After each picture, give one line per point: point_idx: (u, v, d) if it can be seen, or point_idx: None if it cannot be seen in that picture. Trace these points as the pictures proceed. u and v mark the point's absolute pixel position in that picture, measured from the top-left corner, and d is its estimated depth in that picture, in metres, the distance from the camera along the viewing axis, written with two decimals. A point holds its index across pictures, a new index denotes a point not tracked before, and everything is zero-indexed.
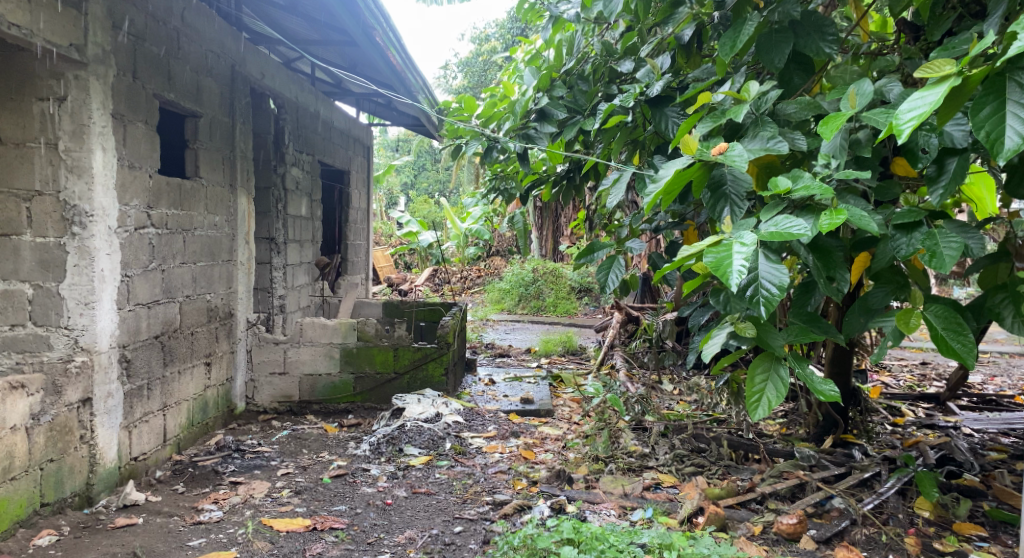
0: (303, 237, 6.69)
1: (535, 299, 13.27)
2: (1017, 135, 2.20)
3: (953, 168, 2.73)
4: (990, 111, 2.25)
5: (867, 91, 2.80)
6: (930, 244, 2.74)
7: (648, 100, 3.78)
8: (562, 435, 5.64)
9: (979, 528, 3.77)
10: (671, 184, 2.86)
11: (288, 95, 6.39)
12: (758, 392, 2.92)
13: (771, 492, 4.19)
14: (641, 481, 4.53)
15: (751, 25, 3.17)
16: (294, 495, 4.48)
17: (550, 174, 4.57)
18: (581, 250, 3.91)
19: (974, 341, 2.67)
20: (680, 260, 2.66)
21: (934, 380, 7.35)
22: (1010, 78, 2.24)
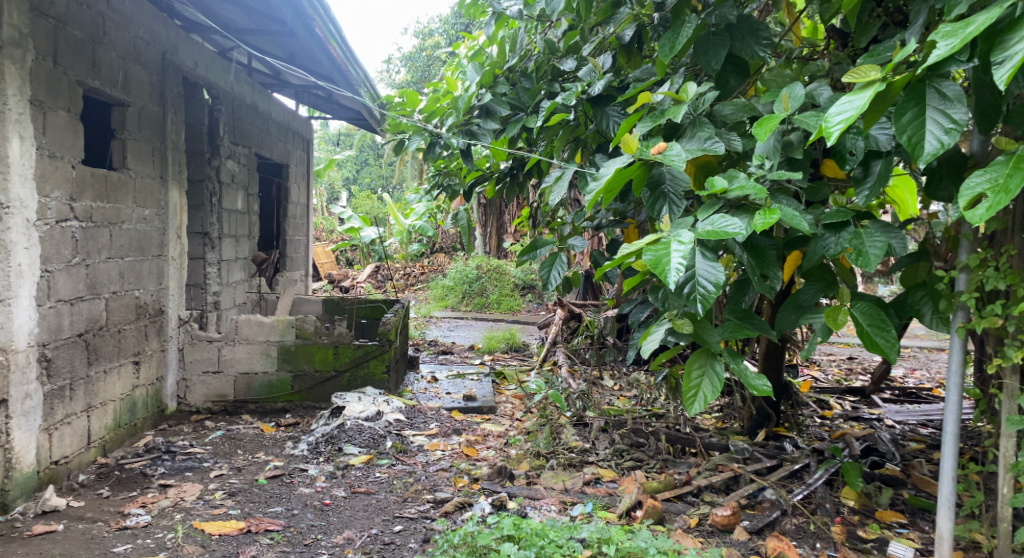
0: (239, 232, 6.55)
1: (479, 297, 13.27)
2: (936, 140, 2.30)
3: (877, 170, 2.84)
4: (911, 116, 2.34)
5: (799, 94, 2.88)
6: (856, 243, 2.86)
7: (589, 99, 3.83)
8: (504, 432, 5.66)
9: (900, 515, 3.94)
10: (612, 183, 2.89)
11: (223, 86, 6.23)
12: (694, 388, 2.99)
13: (706, 485, 4.28)
14: (581, 476, 4.58)
15: (690, 28, 3.23)
16: (227, 497, 4.38)
17: (494, 171, 4.58)
18: (524, 246, 3.95)
19: (896, 336, 2.80)
20: (620, 258, 2.70)
21: (860, 374, 7.64)
22: (930, 85, 2.34)
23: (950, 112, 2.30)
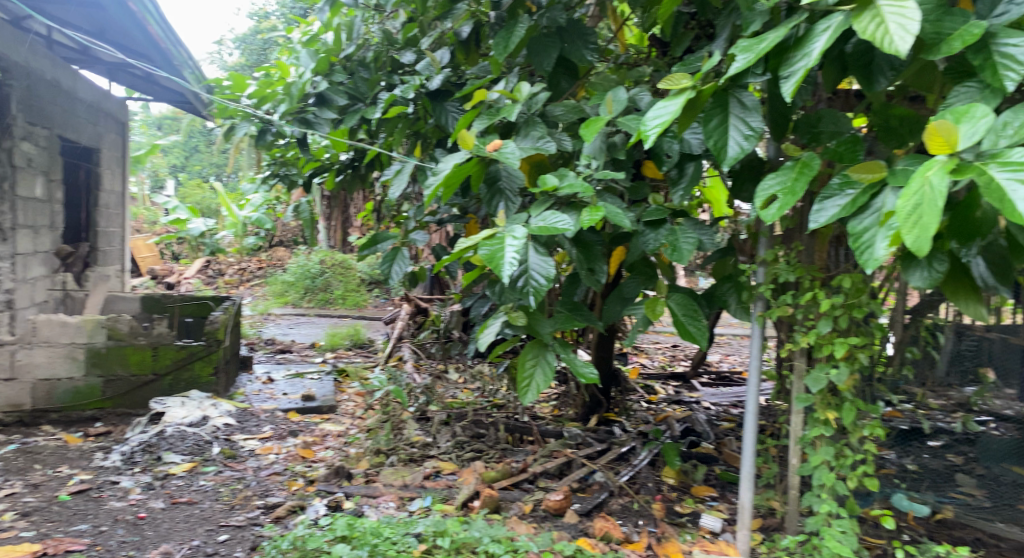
0: (38, 223, 5.94)
1: (322, 292, 12.87)
2: (737, 145, 2.52)
3: (690, 171, 3.08)
4: (716, 123, 2.54)
5: (621, 98, 3.04)
6: (671, 239, 3.05)
7: (428, 93, 3.85)
8: (344, 431, 5.54)
9: (711, 489, 4.27)
10: (451, 177, 2.90)
11: (16, 59, 5.62)
12: (528, 378, 3.07)
13: (541, 472, 4.42)
14: (421, 471, 4.58)
15: (522, 28, 3.28)
16: (21, 518, 3.97)
17: (333, 162, 4.45)
18: (365, 240, 3.91)
19: (706, 325, 3.03)
20: (457, 252, 2.72)
21: (682, 360, 8.20)
22: (732, 95, 2.55)
23: (749, 120, 2.52)
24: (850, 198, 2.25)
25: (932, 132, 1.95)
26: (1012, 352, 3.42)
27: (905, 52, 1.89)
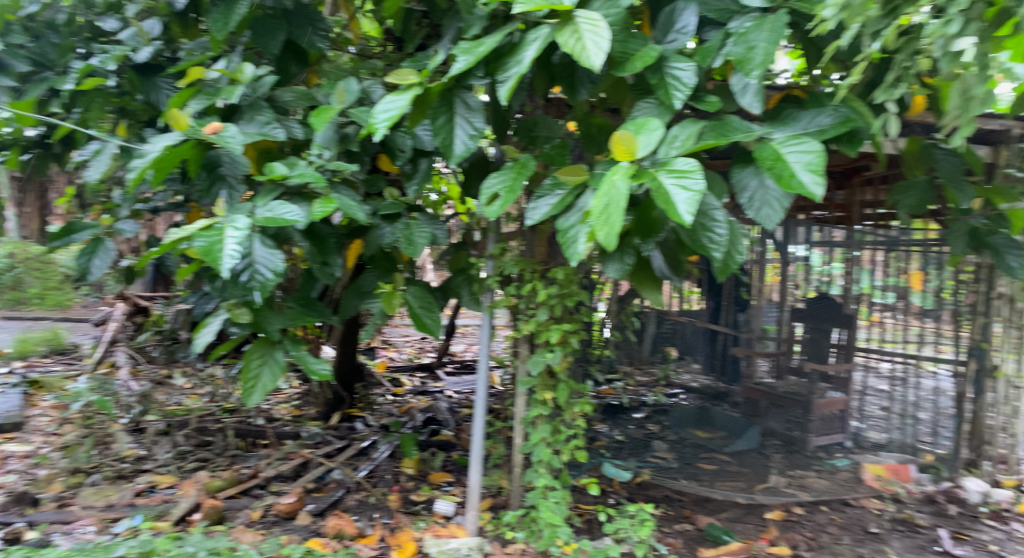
0: None
1: (14, 291, 11.10)
2: (464, 143, 2.62)
3: (423, 167, 3.14)
4: (444, 120, 2.62)
5: (353, 89, 3.02)
6: (406, 233, 3.06)
7: (135, 66, 3.53)
8: (33, 451, 4.82)
9: (448, 475, 4.38)
10: (162, 161, 2.65)
11: None
12: (253, 378, 2.92)
13: (273, 476, 4.23)
14: (130, 489, 4.15)
15: (243, 7, 3.04)
16: None
17: (17, 138, 3.84)
18: (58, 230, 3.45)
19: (440, 317, 3.18)
20: (169, 244, 2.50)
21: (429, 351, 8.35)
22: (457, 94, 2.62)
23: (473, 120, 2.62)
24: (559, 198, 2.47)
25: (617, 141, 2.21)
26: (694, 332, 4.09)
27: (598, 67, 2.09)
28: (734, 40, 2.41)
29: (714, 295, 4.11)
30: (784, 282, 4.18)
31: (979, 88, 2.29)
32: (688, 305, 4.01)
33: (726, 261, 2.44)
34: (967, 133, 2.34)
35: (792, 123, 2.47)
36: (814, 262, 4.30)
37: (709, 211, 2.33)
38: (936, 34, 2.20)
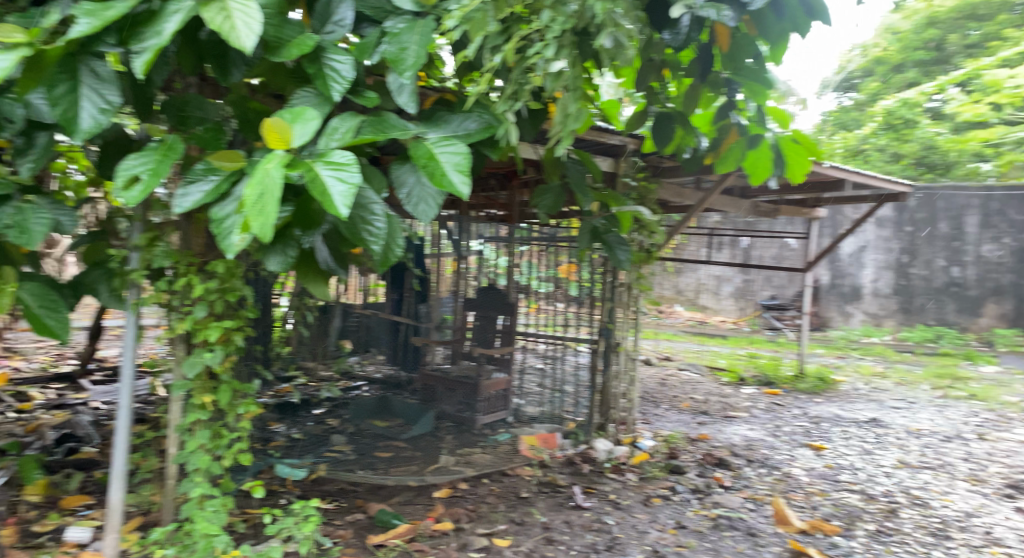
0: None
1: None
2: (90, 117, 2.30)
3: (41, 142, 2.68)
4: (64, 90, 2.27)
5: None
6: (19, 220, 2.59)
7: None
8: None
9: (85, 498, 3.83)
10: None
11: None
12: None
13: None
14: None
15: None
16: None
17: None
18: None
19: (67, 316, 2.76)
20: None
21: (69, 359, 7.24)
22: (82, 62, 2.30)
23: (104, 93, 2.32)
24: (213, 184, 2.29)
25: (270, 128, 2.12)
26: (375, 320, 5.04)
27: (249, 47, 2.02)
28: (387, 39, 2.50)
29: (397, 289, 5.11)
30: (457, 273, 4.78)
31: (573, 106, 2.61)
32: (375, 297, 5.10)
33: (385, 254, 2.45)
34: (567, 145, 2.61)
35: (444, 126, 2.61)
36: (487, 256, 4.70)
37: (368, 204, 2.35)
38: (537, 56, 2.51)
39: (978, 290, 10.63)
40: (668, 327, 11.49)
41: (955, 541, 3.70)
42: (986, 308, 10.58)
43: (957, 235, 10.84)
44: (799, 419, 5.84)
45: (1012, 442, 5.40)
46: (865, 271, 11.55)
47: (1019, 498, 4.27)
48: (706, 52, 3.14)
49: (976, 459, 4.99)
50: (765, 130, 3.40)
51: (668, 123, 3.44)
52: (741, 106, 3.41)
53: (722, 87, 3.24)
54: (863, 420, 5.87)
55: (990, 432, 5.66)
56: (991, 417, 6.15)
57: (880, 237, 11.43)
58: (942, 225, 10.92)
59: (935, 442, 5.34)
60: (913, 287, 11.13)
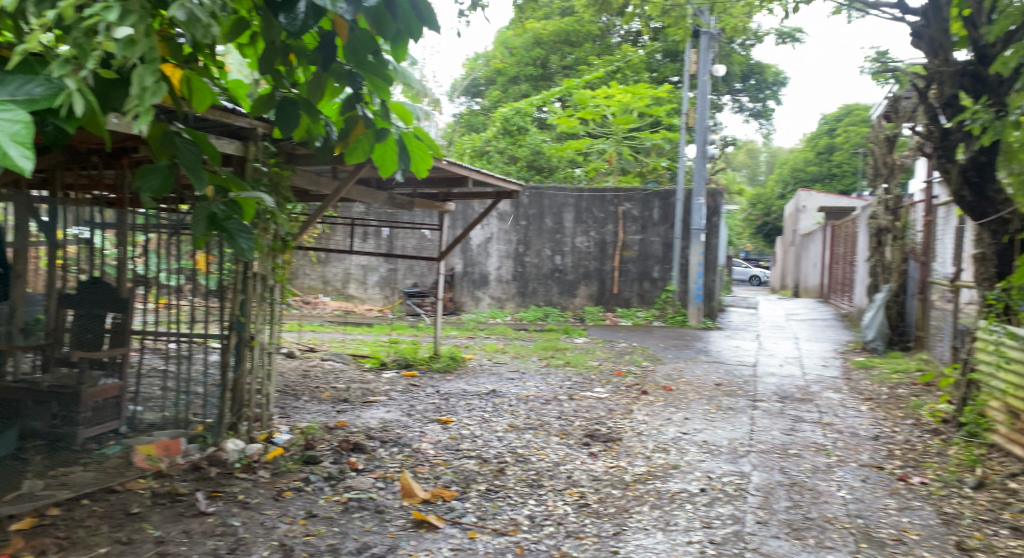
0: None
1: None
2: None
3: None
4: None
5: None
6: None
7: None
8: None
9: None
10: None
11: None
12: None
13: None
14: None
15: None
16: None
17: None
18: None
19: None
20: None
21: None
22: None
23: None
24: None
25: None
26: None
27: None
28: None
29: None
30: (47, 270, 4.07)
31: (150, 79, 2.35)
32: None
33: None
34: (145, 121, 2.31)
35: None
36: (95, 246, 4.18)
37: None
38: (95, 18, 2.25)
39: (574, 274, 12.37)
40: (312, 317, 11.30)
41: (545, 487, 4.29)
42: (579, 290, 12.38)
43: (558, 228, 12.36)
44: (431, 397, 6.19)
45: (592, 399, 6.41)
46: (490, 260, 12.58)
47: (593, 445, 5.08)
48: (328, 42, 3.15)
49: (567, 415, 5.81)
50: (390, 124, 3.50)
51: (292, 110, 3.34)
52: (368, 100, 3.45)
53: (346, 79, 3.22)
54: (484, 393, 6.45)
55: (577, 392, 6.65)
56: (578, 379, 7.22)
57: (502, 230, 12.49)
58: (547, 220, 12.34)
59: (537, 405, 6.09)
60: (527, 273, 12.48)
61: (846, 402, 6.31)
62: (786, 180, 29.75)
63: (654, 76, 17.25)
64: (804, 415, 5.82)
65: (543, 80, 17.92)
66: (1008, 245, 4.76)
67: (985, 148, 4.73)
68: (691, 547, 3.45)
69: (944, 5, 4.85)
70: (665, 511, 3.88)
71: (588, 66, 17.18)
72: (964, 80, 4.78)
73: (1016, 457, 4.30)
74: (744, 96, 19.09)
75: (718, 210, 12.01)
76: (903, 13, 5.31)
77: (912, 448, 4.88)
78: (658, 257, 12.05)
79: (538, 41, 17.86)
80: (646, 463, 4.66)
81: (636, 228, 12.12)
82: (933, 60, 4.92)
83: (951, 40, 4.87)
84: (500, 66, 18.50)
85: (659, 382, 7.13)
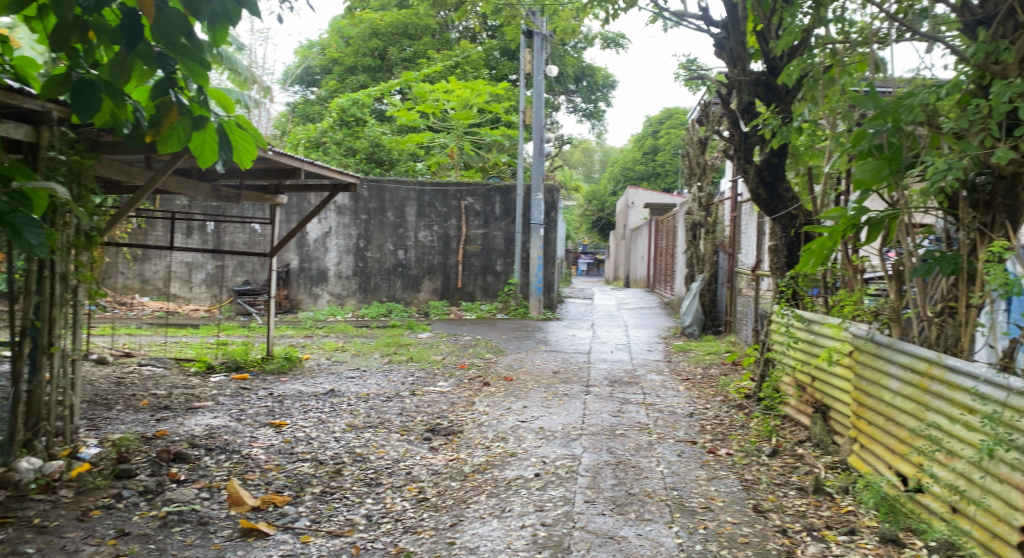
0: None
1: None
2: None
3: None
4: None
5: None
6: None
7: None
8: None
9: None
10: None
11: None
12: None
13: None
14: None
15: None
16: None
17: None
18: None
19: None
20: None
21: None
22: None
23: None
24: None
25: None
26: None
27: None
28: None
29: None
30: None
31: None
32: None
33: None
34: None
35: None
36: None
37: None
38: None
39: (418, 269, 12.31)
40: (129, 320, 10.39)
41: (383, 485, 4.29)
42: (423, 284, 12.34)
43: (400, 223, 12.22)
44: (263, 400, 5.96)
45: (434, 393, 6.45)
46: (330, 256, 12.22)
47: (434, 439, 5.13)
48: (134, 21, 2.82)
49: (407, 411, 5.80)
50: (209, 112, 3.20)
51: (92, 92, 2.95)
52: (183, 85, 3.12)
53: (155, 60, 2.94)
54: (322, 393, 6.31)
55: (419, 387, 6.67)
56: (421, 374, 7.24)
57: (341, 224, 12.16)
58: (389, 214, 12.17)
59: (378, 403, 6.04)
60: (369, 268, 12.26)
61: (667, 384, 6.77)
62: (618, 177, 31.23)
63: (493, 73, 17.53)
64: (631, 398, 6.19)
65: (381, 72, 17.64)
66: (795, 238, 5.31)
67: (777, 151, 5.24)
68: (524, 530, 3.55)
69: (740, 19, 5.28)
70: (500, 498, 3.97)
71: (427, 60, 17.12)
72: (759, 89, 5.26)
73: (804, 425, 4.84)
74: (578, 97, 19.81)
75: (554, 205, 12.41)
76: (707, 25, 5.74)
77: (721, 422, 5.33)
78: (500, 251, 12.29)
79: (376, 32, 17.59)
80: (484, 452, 4.76)
81: (479, 223, 12.28)
82: (734, 69, 5.37)
83: (748, 52, 5.34)
84: (337, 56, 18.10)
85: (500, 373, 7.30)
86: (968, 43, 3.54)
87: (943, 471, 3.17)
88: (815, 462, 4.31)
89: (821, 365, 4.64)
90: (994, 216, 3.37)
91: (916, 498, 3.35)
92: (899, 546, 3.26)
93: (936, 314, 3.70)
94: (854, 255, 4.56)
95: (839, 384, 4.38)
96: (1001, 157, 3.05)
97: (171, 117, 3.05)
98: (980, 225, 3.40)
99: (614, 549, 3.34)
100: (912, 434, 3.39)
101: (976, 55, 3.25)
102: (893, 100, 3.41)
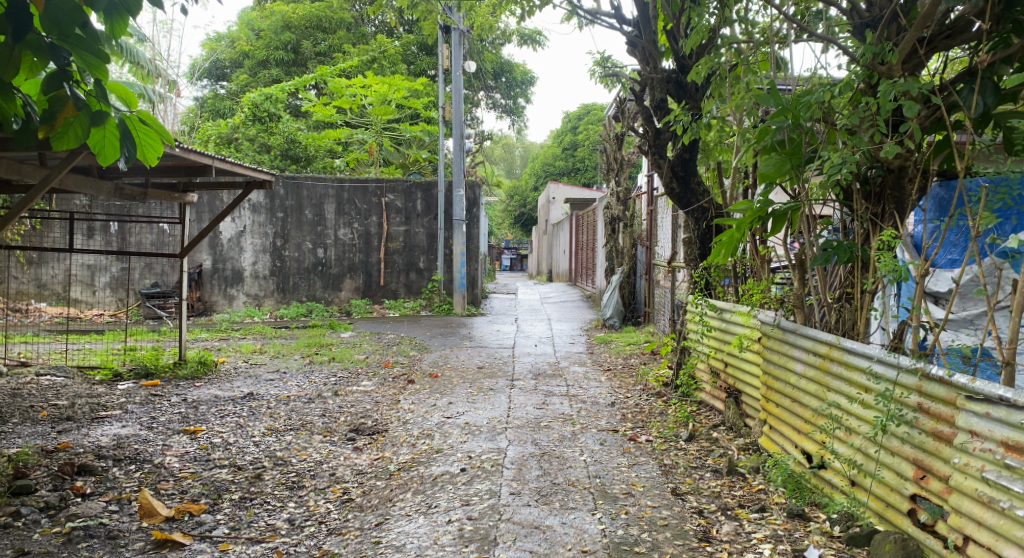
0: None
1: None
2: None
3: None
4: None
5: None
6: None
7: None
8: None
9: None
10: None
11: None
12: None
13: None
14: None
15: None
16: None
17: None
18: None
19: None
20: None
21: None
22: None
23: None
24: None
25: None
26: None
27: None
28: None
29: None
30: None
31: None
32: None
33: None
34: None
35: None
36: None
37: None
38: None
39: (338, 268, 12.09)
40: (27, 327, 9.83)
41: (306, 488, 4.21)
42: (344, 283, 12.14)
43: (319, 220, 11.99)
44: (176, 407, 5.75)
45: (357, 393, 6.36)
46: (244, 255, 11.88)
47: (358, 439, 5.06)
48: (21, 9, 2.69)
49: (330, 412, 5.71)
50: (109, 106, 3.03)
51: None
52: (78, 79, 2.98)
53: (46, 52, 2.78)
54: (239, 397, 6.13)
55: (343, 387, 6.56)
56: (344, 374, 7.13)
57: (256, 223, 11.83)
58: (307, 212, 11.92)
59: (299, 405, 5.91)
60: (287, 268, 11.97)
61: (590, 375, 6.88)
62: (540, 173, 31.48)
63: (411, 68, 17.37)
64: (554, 390, 6.27)
65: (295, 66, 17.21)
66: (707, 230, 5.48)
67: (688, 146, 5.38)
68: (450, 525, 3.55)
69: (651, 18, 5.39)
70: (426, 495, 3.95)
71: (343, 54, 16.80)
72: (670, 86, 5.40)
73: (718, 410, 5.03)
74: (497, 93, 19.84)
75: (476, 201, 12.40)
76: (620, 23, 5.85)
77: (641, 410, 5.46)
78: (423, 247, 12.22)
79: (288, 25, 17.18)
80: (409, 450, 4.73)
81: (400, 220, 12.17)
82: (647, 66, 5.49)
83: (660, 50, 5.47)
84: (247, 49, 17.60)
85: (425, 370, 7.26)
86: (858, 44, 3.73)
87: (843, 447, 3.36)
88: (730, 444, 4.48)
89: (734, 351, 4.81)
90: (885, 206, 3.58)
91: (819, 473, 3.54)
92: (804, 519, 3.42)
93: (835, 300, 3.90)
94: (761, 246, 4.74)
95: (750, 369, 4.56)
96: (888, 152, 3.17)
97: (67, 112, 2.89)
98: (872, 216, 3.61)
99: (539, 538, 3.38)
100: (816, 414, 3.57)
101: (864, 55, 3.39)
102: (792, 97, 3.56)
